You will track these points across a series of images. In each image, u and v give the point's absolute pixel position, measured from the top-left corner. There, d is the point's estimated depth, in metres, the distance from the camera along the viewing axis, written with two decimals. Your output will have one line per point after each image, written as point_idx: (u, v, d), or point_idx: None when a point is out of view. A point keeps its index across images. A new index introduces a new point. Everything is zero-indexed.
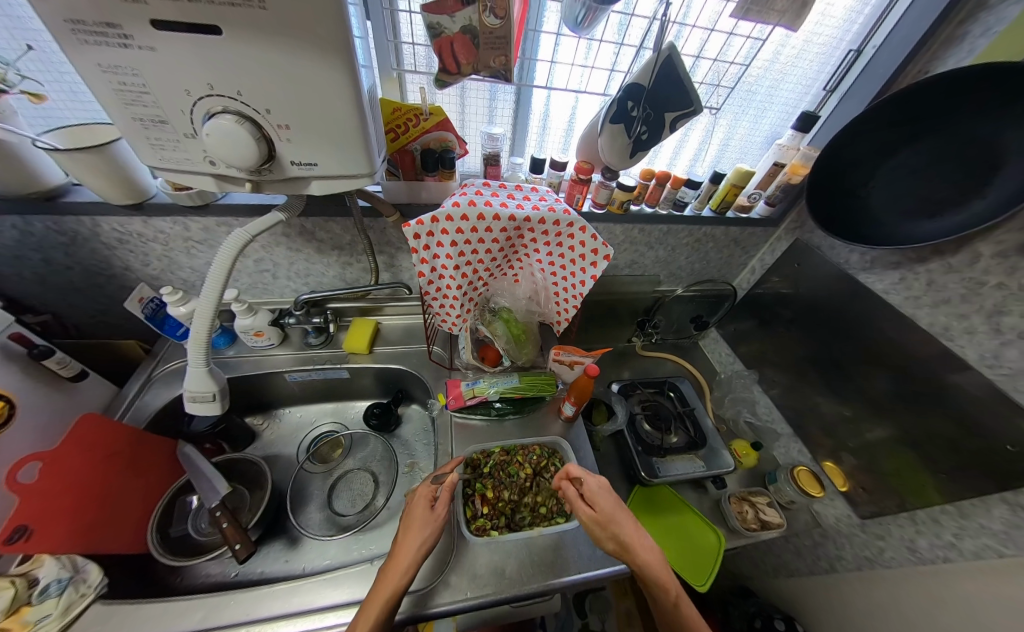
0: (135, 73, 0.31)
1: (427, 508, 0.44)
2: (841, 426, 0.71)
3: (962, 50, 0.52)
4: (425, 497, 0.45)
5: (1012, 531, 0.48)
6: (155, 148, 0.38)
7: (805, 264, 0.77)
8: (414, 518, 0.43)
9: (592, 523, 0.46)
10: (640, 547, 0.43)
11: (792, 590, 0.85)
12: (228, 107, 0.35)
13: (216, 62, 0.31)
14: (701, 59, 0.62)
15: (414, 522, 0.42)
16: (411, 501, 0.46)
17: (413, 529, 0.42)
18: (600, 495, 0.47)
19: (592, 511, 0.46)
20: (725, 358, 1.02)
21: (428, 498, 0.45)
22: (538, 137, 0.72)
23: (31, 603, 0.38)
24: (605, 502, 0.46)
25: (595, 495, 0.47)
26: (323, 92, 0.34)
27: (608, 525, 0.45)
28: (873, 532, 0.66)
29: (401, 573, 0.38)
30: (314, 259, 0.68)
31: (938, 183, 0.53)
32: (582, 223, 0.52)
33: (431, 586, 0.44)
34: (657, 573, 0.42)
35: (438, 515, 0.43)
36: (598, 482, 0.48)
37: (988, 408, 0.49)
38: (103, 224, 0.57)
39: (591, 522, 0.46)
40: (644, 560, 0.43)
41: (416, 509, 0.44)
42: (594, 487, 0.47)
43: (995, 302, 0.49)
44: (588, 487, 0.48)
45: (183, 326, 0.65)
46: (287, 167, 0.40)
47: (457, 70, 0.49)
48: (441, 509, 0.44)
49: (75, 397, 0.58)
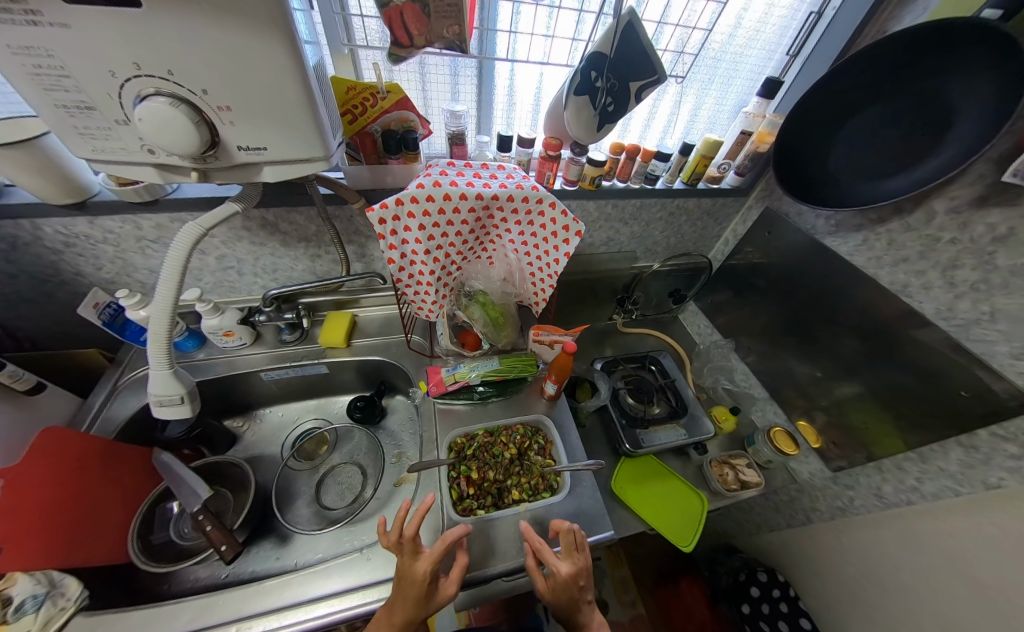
0: (49, 53, 0.29)
1: (423, 592, 0.38)
2: (814, 386, 0.74)
3: (916, 9, 0.52)
4: (420, 582, 0.38)
5: (966, 471, 0.51)
6: (86, 137, 0.35)
7: (775, 231, 0.78)
8: (407, 598, 0.38)
9: (545, 593, 0.43)
10: (592, 610, 0.44)
11: (772, 544, 0.90)
12: (161, 89, 0.32)
13: (141, 38, 0.29)
14: (664, 25, 0.61)
15: (408, 604, 0.37)
16: (401, 576, 0.39)
17: (407, 607, 0.37)
18: (558, 581, 0.41)
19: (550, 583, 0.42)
20: (704, 330, 1.04)
21: (424, 584, 0.38)
22: (504, 114, 0.70)
23: (7, 621, 0.36)
24: (560, 592, 0.42)
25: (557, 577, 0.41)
26: (262, 69, 0.32)
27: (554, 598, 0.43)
28: (843, 483, 0.70)
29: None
30: (280, 253, 0.66)
31: (895, 143, 0.54)
32: (551, 199, 0.51)
33: (478, 554, 0.46)
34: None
35: (445, 596, 0.39)
36: (566, 575, 0.41)
37: (944, 357, 0.52)
38: (44, 227, 0.54)
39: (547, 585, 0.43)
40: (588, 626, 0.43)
41: (408, 592, 0.38)
42: (554, 575, 0.42)
43: (949, 257, 0.52)
44: (551, 573, 0.42)
45: (146, 331, 0.62)
46: (235, 153, 0.38)
47: (410, 43, 0.47)
48: (446, 591, 0.39)
49: (36, 412, 0.55)
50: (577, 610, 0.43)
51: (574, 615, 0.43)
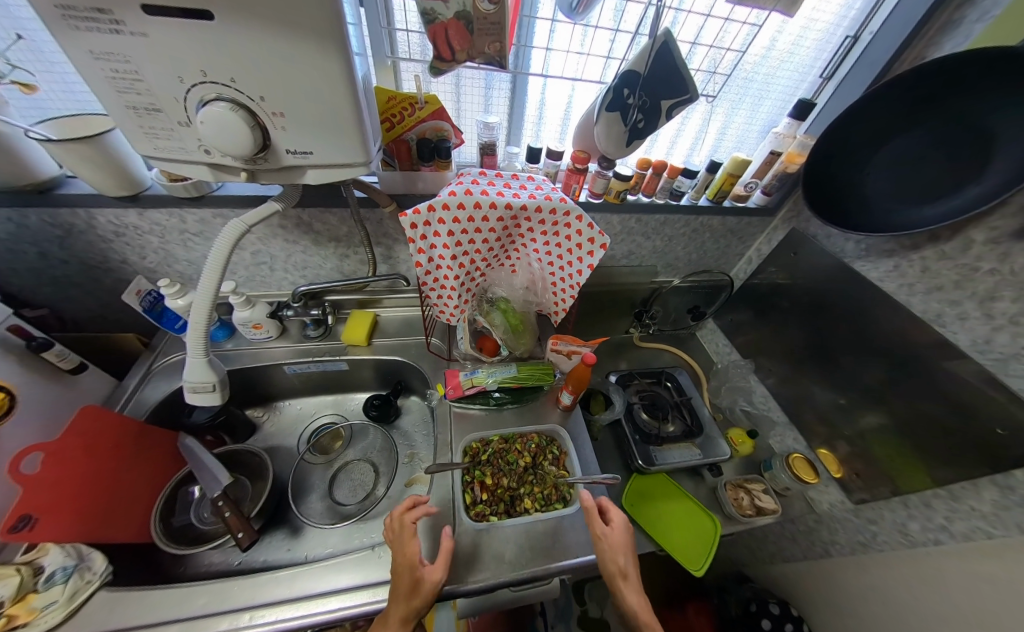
0: (126, 60, 0.31)
1: (415, 572, 0.39)
2: (836, 414, 0.72)
3: (958, 36, 0.52)
4: (410, 561, 0.40)
5: (1001, 513, 0.49)
6: (150, 136, 0.37)
7: (801, 252, 0.77)
8: (401, 584, 0.39)
9: (610, 543, 0.45)
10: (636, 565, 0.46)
11: (787, 575, 0.86)
12: (222, 94, 0.34)
13: (210, 48, 0.31)
14: (697, 46, 0.62)
15: (402, 590, 0.38)
16: (396, 562, 0.41)
17: (397, 597, 0.38)
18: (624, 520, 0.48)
19: (614, 533, 0.46)
20: (722, 349, 1.03)
21: (413, 562, 0.40)
22: (534, 127, 0.71)
23: (37, 590, 0.39)
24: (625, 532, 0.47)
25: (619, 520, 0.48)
26: (316, 79, 0.34)
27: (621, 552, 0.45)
28: (866, 517, 0.67)
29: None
30: (311, 251, 0.68)
31: (933, 170, 0.53)
32: (578, 212, 0.52)
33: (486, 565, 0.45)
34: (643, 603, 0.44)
35: (433, 582, 0.39)
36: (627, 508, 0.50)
37: (978, 392, 0.49)
38: (98, 217, 0.57)
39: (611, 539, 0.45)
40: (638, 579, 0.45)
41: (403, 575, 0.39)
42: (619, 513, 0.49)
43: (987, 288, 0.50)
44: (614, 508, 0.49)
45: (181, 319, 0.65)
46: (282, 156, 0.40)
47: (452, 57, 0.49)
48: (435, 572, 0.40)
49: (75, 390, 0.58)
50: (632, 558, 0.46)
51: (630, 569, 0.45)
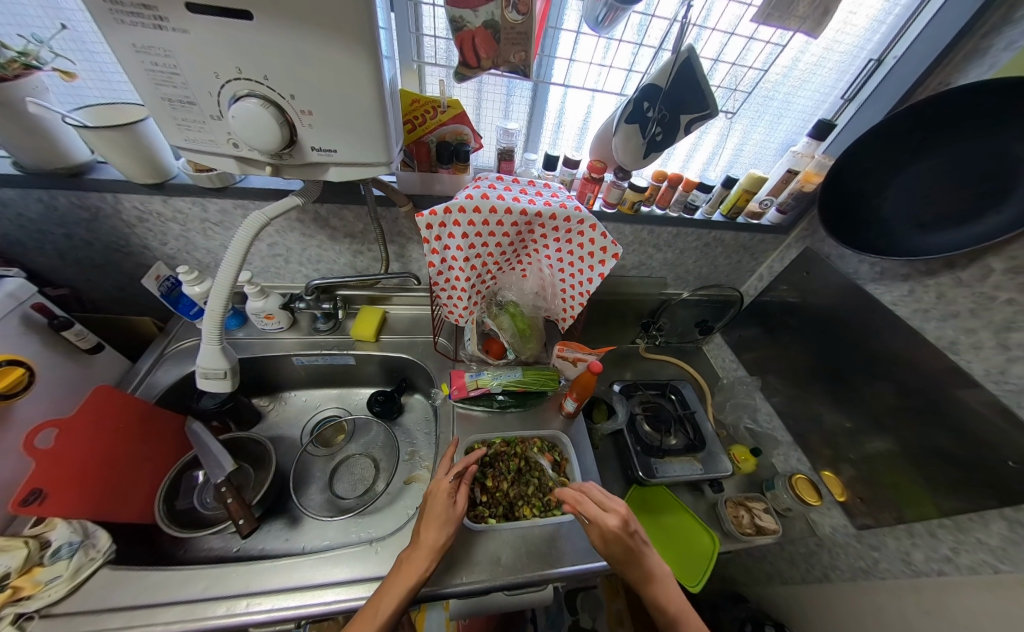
0: (167, 54, 0.32)
1: (447, 504, 0.45)
2: (843, 437, 0.71)
3: (984, 64, 0.51)
4: (445, 493, 0.46)
5: (1009, 547, 0.47)
6: (182, 128, 0.38)
7: (813, 272, 0.77)
8: (434, 514, 0.44)
9: (609, 556, 0.44)
10: (649, 550, 0.46)
11: (783, 597, 0.85)
12: (254, 91, 0.35)
13: (246, 46, 0.32)
14: (719, 63, 0.62)
15: (435, 519, 0.43)
16: (428, 499, 0.46)
17: (432, 522, 0.43)
18: (616, 536, 0.43)
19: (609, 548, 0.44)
20: (728, 364, 1.02)
21: (447, 495, 0.46)
22: (552, 135, 0.72)
23: (43, 563, 0.40)
24: (619, 542, 0.43)
25: (611, 537, 0.43)
26: (346, 79, 0.35)
27: (628, 564, 0.44)
28: (868, 543, 0.66)
29: (419, 567, 0.39)
30: (327, 246, 0.70)
31: (952, 195, 0.53)
32: (592, 221, 0.53)
33: (483, 576, 0.45)
34: (667, 579, 0.46)
35: (460, 510, 0.45)
36: (616, 524, 0.44)
37: (991, 423, 0.49)
38: (124, 202, 0.59)
39: (610, 554, 0.44)
40: (654, 567, 0.45)
41: (435, 506, 0.45)
42: (610, 530, 0.43)
43: (1003, 318, 0.49)
44: (600, 529, 0.44)
45: (197, 306, 0.66)
46: (308, 152, 0.41)
47: (477, 64, 0.51)
48: (461, 504, 0.46)
49: (91, 369, 0.59)
50: (641, 553, 0.45)
51: (640, 567, 0.44)
